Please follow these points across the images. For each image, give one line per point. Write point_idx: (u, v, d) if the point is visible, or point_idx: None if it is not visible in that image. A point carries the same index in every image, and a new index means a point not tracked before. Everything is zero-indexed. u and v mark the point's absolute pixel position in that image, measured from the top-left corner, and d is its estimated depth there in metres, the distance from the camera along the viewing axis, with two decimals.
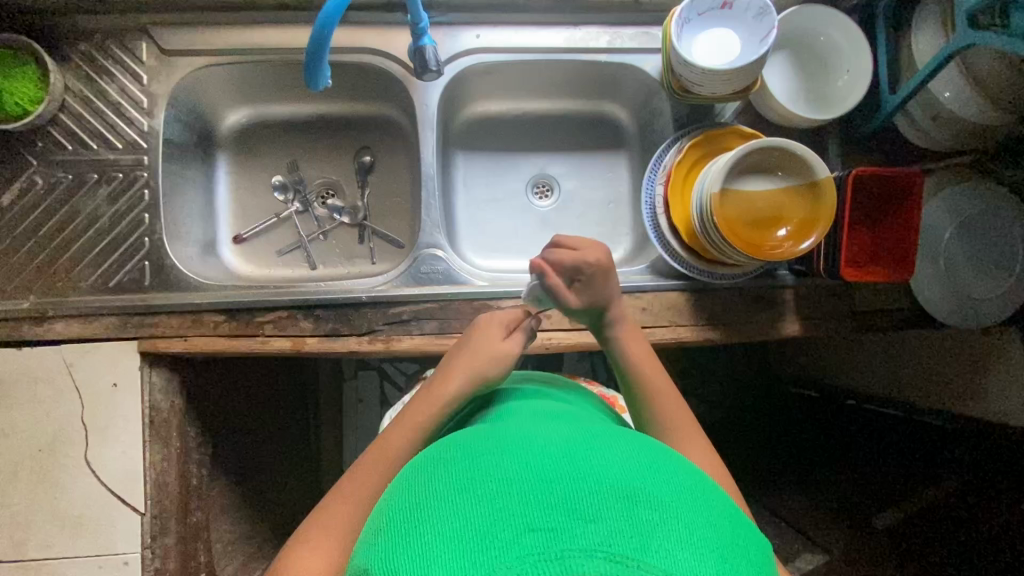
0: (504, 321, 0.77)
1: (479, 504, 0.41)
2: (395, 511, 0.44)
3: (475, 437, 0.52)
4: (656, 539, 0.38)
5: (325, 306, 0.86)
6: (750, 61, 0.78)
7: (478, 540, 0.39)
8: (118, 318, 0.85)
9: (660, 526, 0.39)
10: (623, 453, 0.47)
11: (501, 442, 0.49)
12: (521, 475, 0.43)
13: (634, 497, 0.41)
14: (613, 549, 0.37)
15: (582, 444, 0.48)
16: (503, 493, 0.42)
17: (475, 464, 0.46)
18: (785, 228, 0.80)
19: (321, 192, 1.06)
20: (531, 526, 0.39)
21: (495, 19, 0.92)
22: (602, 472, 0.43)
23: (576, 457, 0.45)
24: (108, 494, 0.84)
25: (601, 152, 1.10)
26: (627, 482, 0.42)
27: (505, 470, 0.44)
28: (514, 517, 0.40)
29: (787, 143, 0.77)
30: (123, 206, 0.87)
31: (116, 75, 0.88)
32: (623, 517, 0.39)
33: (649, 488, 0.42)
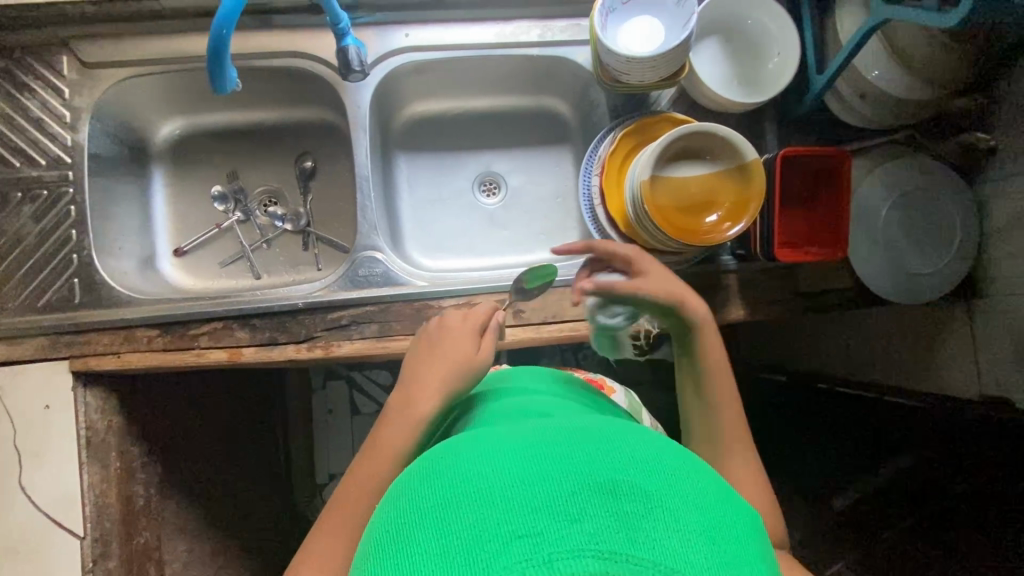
0: (475, 326, 0.72)
1: (462, 515, 0.38)
2: (374, 539, 0.41)
3: (451, 444, 0.48)
4: (643, 530, 0.37)
5: (261, 315, 0.85)
6: (672, 46, 0.78)
7: (461, 558, 0.36)
8: (47, 338, 0.83)
9: (645, 516, 0.37)
10: (606, 440, 0.45)
11: (477, 446, 0.46)
12: (505, 478, 0.40)
13: (620, 488, 0.39)
14: (600, 546, 0.35)
15: (560, 435, 0.45)
16: (486, 500, 0.39)
17: (455, 470, 0.43)
18: (715, 214, 0.80)
19: (263, 200, 1.05)
20: (518, 533, 0.36)
21: (423, 18, 0.91)
22: (585, 464, 0.41)
23: (557, 451, 0.42)
24: (43, 520, 0.81)
25: (546, 146, 1.09)
26: (613, 472, 0.40)
27: (484, 476, 0.41)
28: (498, 525, 0.37)
29: (713, 128, 0.77)
30: (49, 223, 0.85)
31: (37, 91, 0.87)
32: (607, 511, 0.37)
33: (633, 475, 0.40)
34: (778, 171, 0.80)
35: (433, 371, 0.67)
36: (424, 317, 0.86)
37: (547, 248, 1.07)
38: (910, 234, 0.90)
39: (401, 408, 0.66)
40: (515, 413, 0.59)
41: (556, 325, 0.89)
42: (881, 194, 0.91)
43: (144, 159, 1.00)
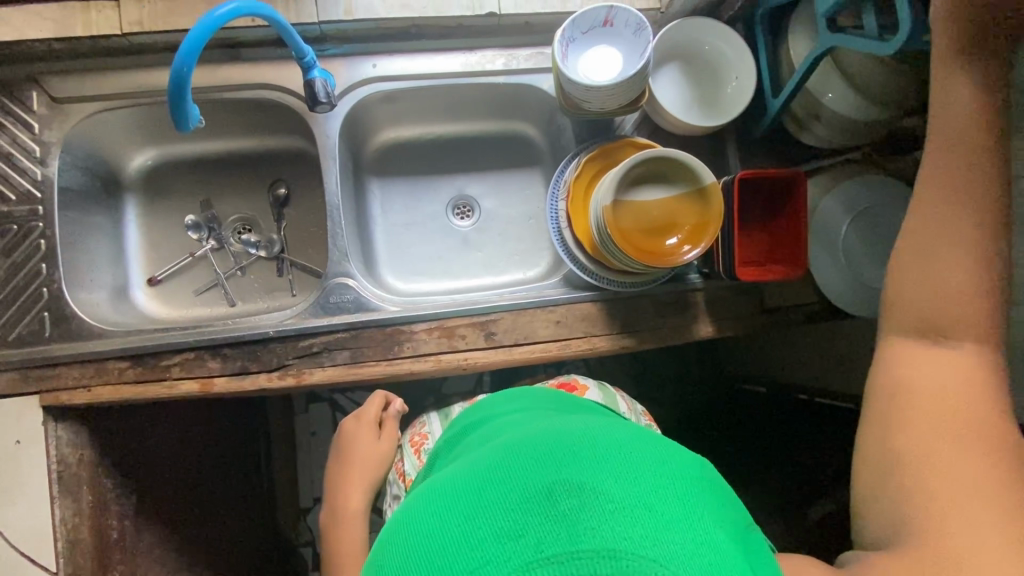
0: (373, 420, 0.89)
1: (423, 567, 0.42)
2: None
3: (414, 496, 0.53)
4: (581, 524, 0.41)
5: (233, 344, 0.85)
6: (630, 75, 0.81)
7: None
8: (18, 373, 0.83)
9: (581, 510, 0.42)
10: (545, 447, 0.49)
11: (433, 492, 0.50)
12: (454, 520, 0.44)
13: (552, 493, 0.44)
14: (546, 552, 0.40)
15: (503, 456, 0.50)
16: (440, 547, 0.43)
17: (412, 526, 0.47)
18: (676, 236, 0.82)
19: (237, 227, 1.06)
20: (473, 569, 0.40)
21: (390, 49, 0.93)
22: (524, 481, 0.46)
23: (500, 475, 0.47)
24: (16, 556, 0.82)
25: (517, 169, 1.11)
26: (544, 482, 0.45)
27: (437, 518, 0.45)
28: (454, 566, 0.41)
29: (670, 153, 0.79)
30: (18, 257, 0.85)
31: (6, 126, 0.87)
32: (547, 517, 0.42)
33: (567, 477, 0.45)
34: (736, 194, 0.82)
35: (351, 470, 0.86)
36: (396, 343, 0.88)
37: (520, 269, 1.08)
38: (870, 250, 0.92)
39: (337, 505, 0.84)
40: (480, 438, 0.64)
41: (529, 346, 0.91)
42: (840, 212, 0.94)
43: (116, 190, 1.00)
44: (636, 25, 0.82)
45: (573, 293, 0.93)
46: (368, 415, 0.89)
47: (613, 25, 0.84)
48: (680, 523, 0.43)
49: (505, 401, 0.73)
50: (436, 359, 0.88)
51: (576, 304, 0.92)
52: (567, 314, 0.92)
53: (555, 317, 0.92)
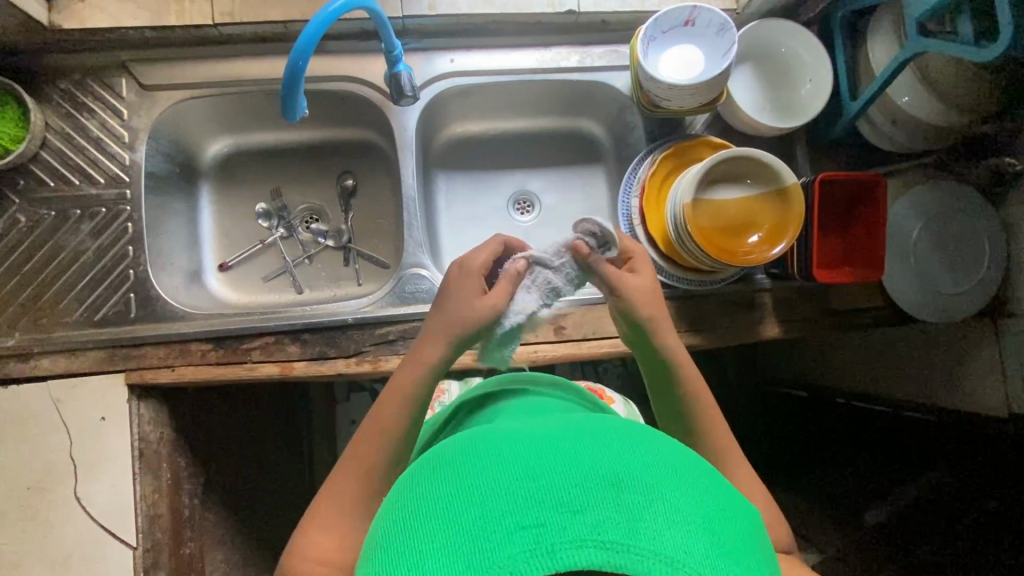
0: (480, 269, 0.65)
1: (468, 507, 0.41)
2: (384, 532, 0.45)
3: (459, 441, 0.51)
4: (645, 520, 0.39)
5: (312, 330, 0.87)
6: (713, 75, 0.81)
7: (469, 544, 0.39)
8: (104, 352, 0.85)
9: (649, 507, 0.40)
10: (615, 436, 0.47)
11: (485, 442, 0.49)
12: (511, 472, 0.43)
13: (620, 481, 0.41)
14: (603, 537, 0.38)
15: (568, 430, 0.48)
16: (491, 492, 0.42)
17: (463, 464, 0.46)
18: (756, 234, 0.83)
19: (305, 217, 1.08)
20: (521, 524, 0.39)
21: (468, 44, 0.94)
22: (592, 457, 0.43)
23: (565, 446, 0.45)
24: (98, 530, 0.83)
25: (578, 167, 1.13)
26: (614, 467, 0.43)
27: (490, 467, 0.44)
28: (503, 516, 0.40)
29: (753, 153, 0.79)
30: (106, 240, 0.88)
31: (96, 112, 0.89)
32: (613, 502, 0.40)
33: (639, 470, 0.43)
34: (816, 195, 0.83)
35: (442, 320, 0.64)
36: None
37: None
38: (940, 256, 0.92)
39: (411, 358, 0.64)
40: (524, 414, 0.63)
41: (597, 341, 0.91)
42: (910, 216, 0.94)
43: (192, 177, 1.02)
44: (719, 24, 0.83)
45: None
46: (478, 267, 0.65)
47: (695, 25, 0.85)
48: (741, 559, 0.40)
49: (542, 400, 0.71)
50: None
51: None
52: None
53: None
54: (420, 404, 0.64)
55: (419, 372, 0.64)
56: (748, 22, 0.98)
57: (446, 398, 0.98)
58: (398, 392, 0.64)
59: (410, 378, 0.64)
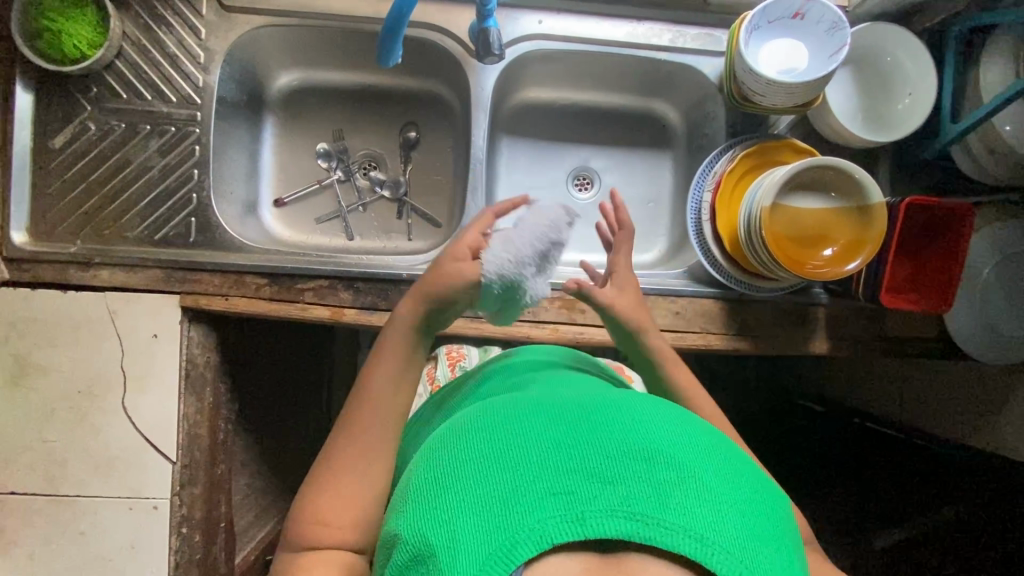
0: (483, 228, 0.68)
1: (503, 472, 0.46)
2: (420, 486, 0.49)
3: (491, 406, 0.56)
4: (673, 497, 0.43)
5: (366, 279, 0.88)
6: (816, 75, 0.77)
7: (503, 505, 0.43)
8: (161, 272, 0.86)
9: (676, 485, 0.44)
10: (640, 415, 0.51)
11: (514, 413, 0.53)
12: (544, 444, 0.47)
13: (650, 459, 0.46)
14: (632, 508, 0.42)
15: (598, 408, 0.53)
16: (524, 461, 0.46)
17: (496, 431, 0.50)
18: (829, 248, 0.81)
19: (364, 163, 1.07)
20: (553, 491, 0.43)
21: (559, 6, 0.90)
22: (620, 436, 0.48)
23: (592, 423, 0.50)
24: (141, 441, 0.86)
25: (645, 150, 1.09)
26: (643, 445, 0.47)
27: (524, 437, 0.49)
28: (536, 483, 0.44)
29: (843, 164, 0.77)
30: (173, 159, 0.87)
31: (174, 27, 0.87)
32: (642, 478, 0.44)
33: (666, 449, 0.47)
34: (900, 218, 0.80)
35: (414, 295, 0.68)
36: None
37: (632, 251, 1.08)
38: (1008, 299, 0.90)
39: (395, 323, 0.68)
40: (550, 380, 0.67)
41: None
42: (985, 253, 0.91)
43: (259, 107, 1.01)
44: (831, 23, 0.78)
45: (697, 287, 0.92)
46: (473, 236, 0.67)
47: (804, 18, 0.80)
48: (762, 535, 0.44)
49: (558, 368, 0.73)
50: (555, 328, 0.90)
51: (699, 299, 0.92)
52: (688, 306, 0.91)
53: (675, 307, 0.91)
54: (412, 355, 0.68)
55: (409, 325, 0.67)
56: (856, 23, 0.92)
57: (466, 362, 0.99)
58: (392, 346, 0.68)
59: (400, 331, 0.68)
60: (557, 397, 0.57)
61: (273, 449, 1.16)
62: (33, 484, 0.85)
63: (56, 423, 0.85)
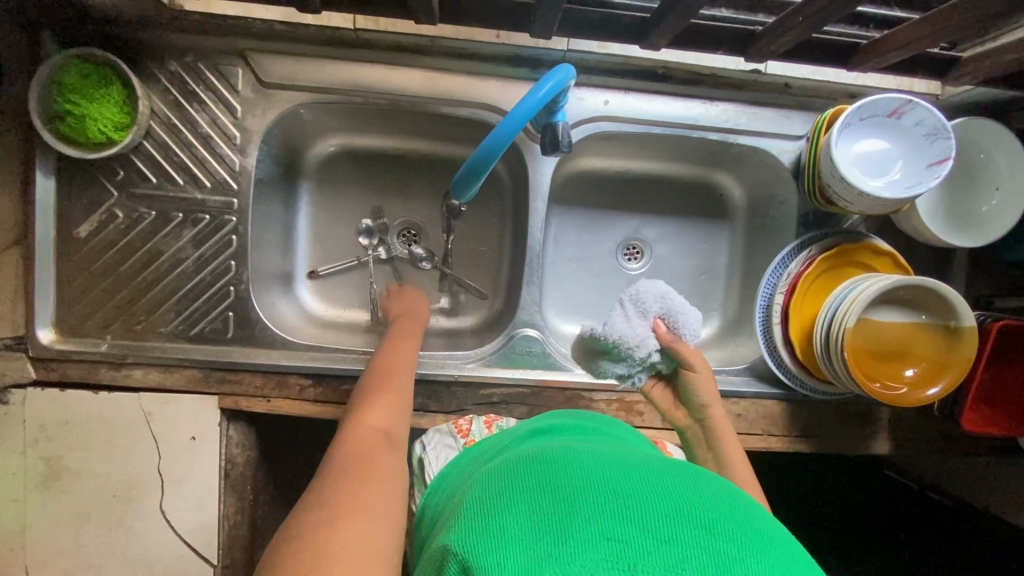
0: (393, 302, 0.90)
1: (554, 503, 0.40)
2: (461, 508, 0.44)
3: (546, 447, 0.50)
4: (739, 574, 0.35)
5: (415, 380, 0.83)
6: (919, 188, 0.71)
7: (551, 537, 0.37)
8: (199, 371, 0.81)
9: (744, 562, 0.36)
10: (708, 482, 0.44)
11: (570, 454, 0.47)
12: (601, 484, 0.42)
13: (717, 522, 0.39)
14: (688, 573, 0.35)
15: (665, 464, 0.46)
16: (578, 497, 0.40)
17: (550, 468, 0.45)
18: (911, 367, 0.76)
19: (404, 234, 1.00)
20: (608, 535, 0.37)
21: (627, 86, 0.83)
22: (686, 493, 0.41)
23: (656, 476, 0.43)
24: (181, 545, 0.82)
25: (699, 221, 1.03)
26: (710, 509, 0.40)
27: (579, 476, 0.43)
28: (589, 522, 0.38)
29: (935, 285, 0.72)
30: (209, 250, 0.81)
31: (207, 104, 0.80)
32: (706, 543, 0.37)
33: (736, 521, 0.40)
34: (991, 339, 0.75)
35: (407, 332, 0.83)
36: (575, 407, 0.85)
37: None
38: None
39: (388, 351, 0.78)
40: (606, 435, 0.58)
41: None
42: None
43: (294, 177, 0.93)
44: (931, 128, 0.72)
45: (762, 387, 0.87)
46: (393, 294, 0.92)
47: (901, 118, 0.74)
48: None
49: (612, 432, 0.62)
50: None
51: (761, 399, 0.87)
52: (751, 408, 0.87)
53: (738, 409, 0.87)
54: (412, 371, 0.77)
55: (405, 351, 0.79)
56: (944, 108, 0.85)
57: None
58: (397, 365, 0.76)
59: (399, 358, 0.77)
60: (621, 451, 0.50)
61: None
62: None
63: (91, 528, 0.81)
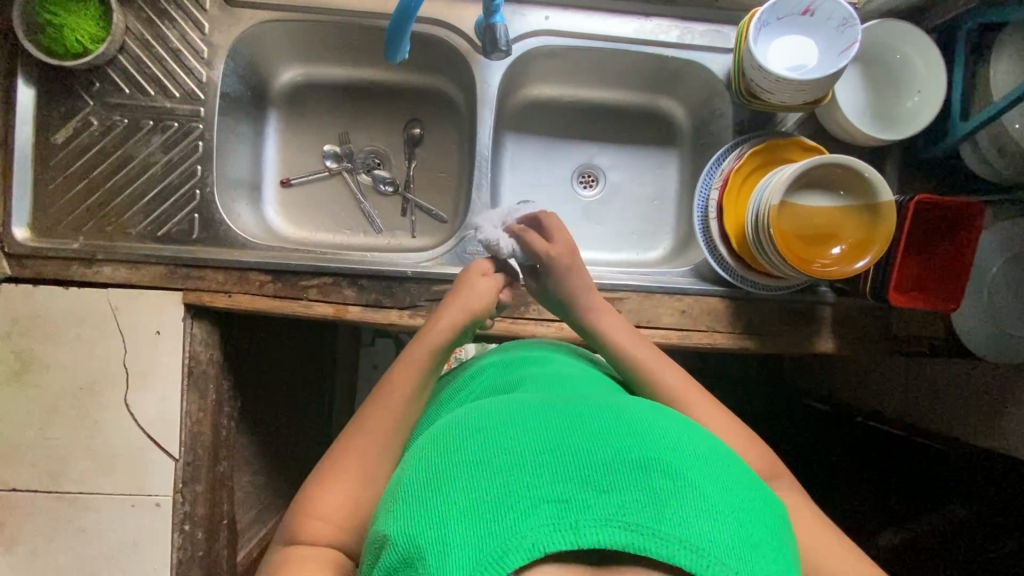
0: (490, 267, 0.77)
1: (497, 476, 0.44)
2: (411, 488, 0.47)
3: (482, 411, 0.54)
4: (670, 507, 0.41)
5: (370, 276, 0.87)
6: (826, 73, 0.77)
7: (496, 511, 0.41)
8: (164, 268, 0.85)
9: (672, 495, 0.42)
10: (635, 424, 0.49)
11: (511, 417, 0.51)
12: (539, 450, 0.45)
13: (644, 467, 0.43)
14: (627, 517, 0.40)
15: (594, 415, 0.50)
16: (518, 466, 0.44)
17: (493, 437, 0.48)
18: (838, 247, 0.80)
19: (369, 160, 1.05)
20: (547, 499, 0.41)
21: (566, 3, 0.90)
22: (616, 442, 0.46)
23: (588, 430, 0.47)
24: (144, 438, 0.85)
25: (651, 148, 1.08)
26: (638, 453, 0.45)
27: (519, 443, 0.46)
28: (529, 490, 0.42)
29: (853, 162, 0.76)
30: (177, 155, 0.87)
31: (177, 22, 0.87)
32: (637, 485, 0.42)
33: (663, 457, 0.45)
34: (910, 215, 0.79)
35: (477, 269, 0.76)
36: (524, 303, 0.89)
37: (636, 248, 1.06)
38: (1017, 298, 0.88)
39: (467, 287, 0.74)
40: (546, 384, 0.63)
41: (649, 330, 0.90)
42: (993, 251, 0.89)
43: (262, 103, 1.00)
44: (841, 20, 0.78)
45: (703, 285, 0.92)
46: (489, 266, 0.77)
47: (813, 15, 0.80)
48: (760, 550, 0.42)
49: (556, 377, 0.66)
50: (559, 326, 0.89)
51: (704, 297, 0.91)
52: (694, 305, 0.91)
53: (681, 305, 0.91)
54: (472, 314, 0.72)
55: (486, 290, 0.74)
56: (865, 19, 0.91)
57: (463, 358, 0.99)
58: (461, 304, 0.72)
59: (473, 297, 0.73)
60: (552, 403, 0.54)
61: (274, 445, 1.16)
62: (34, 480, 0.84)
63: (58, 420, 0.84)
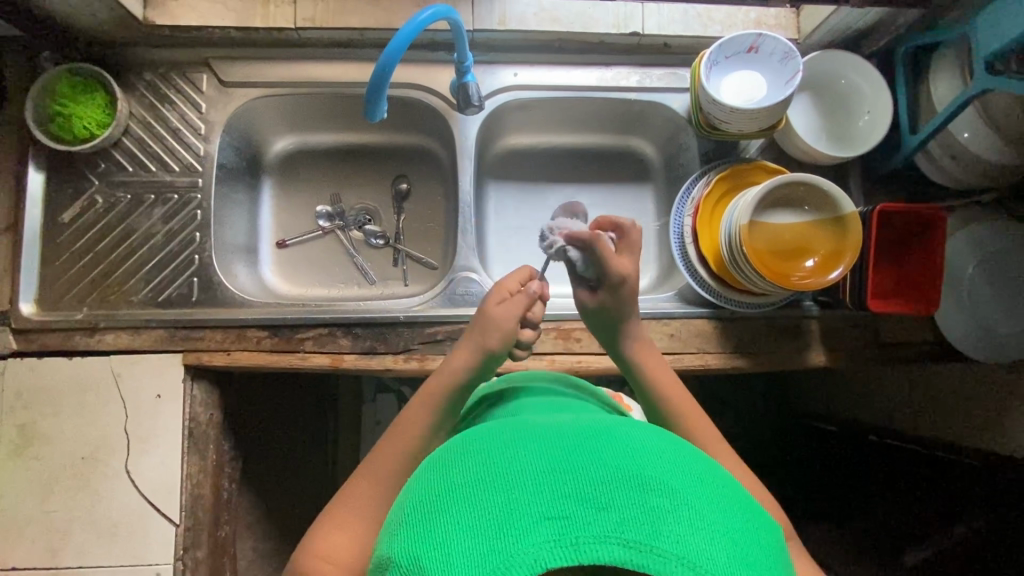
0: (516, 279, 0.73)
1: (497, 495, 0.41)
2: (408, 503, 0.45)
3: (478, 426, 0.51)
4: (668, 524, 0.39)
5: (364, 325, 0.89)
6: (776, 101, 0.83)
7: (495, 527, 0.39)
8: (165, 331, 0.88)
9: (671, 512, 0.40)
10: (635, 436, 0.46)
11: (509, 431, 0.48)
12: (537, 465, 0.43)
13: (645, 484, 0.41)
14: (626, 535, 0.38)
15: (591, 427, 0.47)
16: (517, 482, 0.42)
17: (492, 451, 0.45)
18: (811, 260, 0.84)
19: (359, 217, 1.09)
20: (547, 516, 0.39)
21: (532, 59, 0.98)
22: (615, 456, 0.43)
23: (588, 444, 0.45)
24: (145, 506, 0.85)
25: (627, 184, 1.13)
26: (638, 469, 0.42)
27: (517, 458, 0.44)
28: (528, 507, 0.40)
29: (811, 178, 0.81)
30: (177, 224, 0.93)
31: (177, 104, 0.94)
32: (636, 504, 0.40)
33: (662, 475, 0.42)
34: (875, 223, 0.83)
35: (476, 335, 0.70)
36: None
37: None
38: (996, 296, 0.90)
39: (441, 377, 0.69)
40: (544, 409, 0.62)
41: None
42: (965, 253, 0.92)
43: (257, 171, 1.06)
44: (783, 53, 0.85)
45: (688, 307, 0.94)
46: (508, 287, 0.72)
47: (758, 51, 0.87)
48: (757, 567, 0.40)
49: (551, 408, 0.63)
50: (551, 359, 0.90)
51: (691, 319, 0.93)
52: (683, 328, 0.93)
53: (670, 329, 0.93)
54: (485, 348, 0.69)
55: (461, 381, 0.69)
56: (807, 53, 0.99)
57: None
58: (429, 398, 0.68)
59: (439, 386, 0.69)
60: (551, 418, 0.52)
61: (278, 510, 1.13)
62: (34, 558, 0.83)
63: (58, 491, 0.84)
